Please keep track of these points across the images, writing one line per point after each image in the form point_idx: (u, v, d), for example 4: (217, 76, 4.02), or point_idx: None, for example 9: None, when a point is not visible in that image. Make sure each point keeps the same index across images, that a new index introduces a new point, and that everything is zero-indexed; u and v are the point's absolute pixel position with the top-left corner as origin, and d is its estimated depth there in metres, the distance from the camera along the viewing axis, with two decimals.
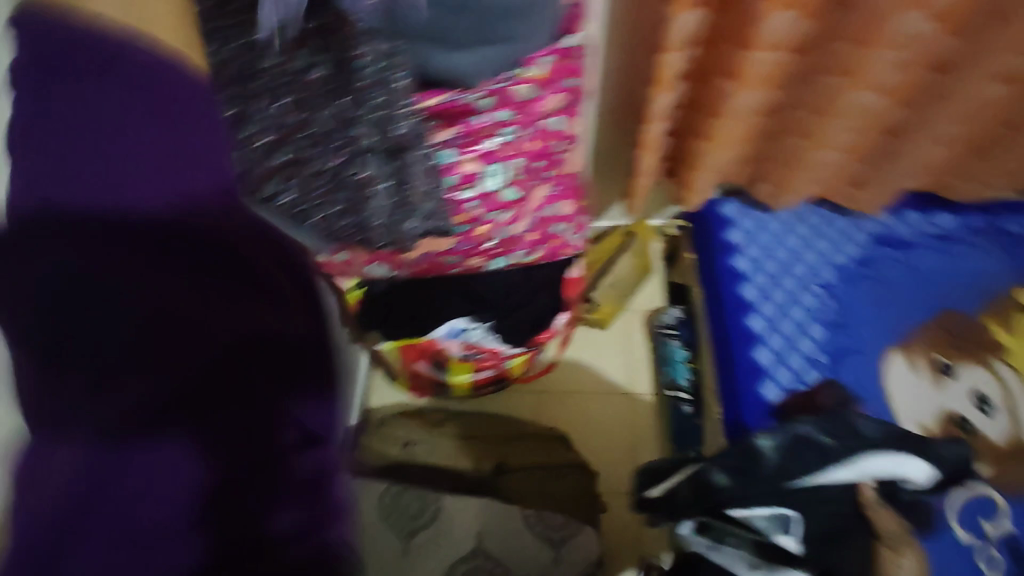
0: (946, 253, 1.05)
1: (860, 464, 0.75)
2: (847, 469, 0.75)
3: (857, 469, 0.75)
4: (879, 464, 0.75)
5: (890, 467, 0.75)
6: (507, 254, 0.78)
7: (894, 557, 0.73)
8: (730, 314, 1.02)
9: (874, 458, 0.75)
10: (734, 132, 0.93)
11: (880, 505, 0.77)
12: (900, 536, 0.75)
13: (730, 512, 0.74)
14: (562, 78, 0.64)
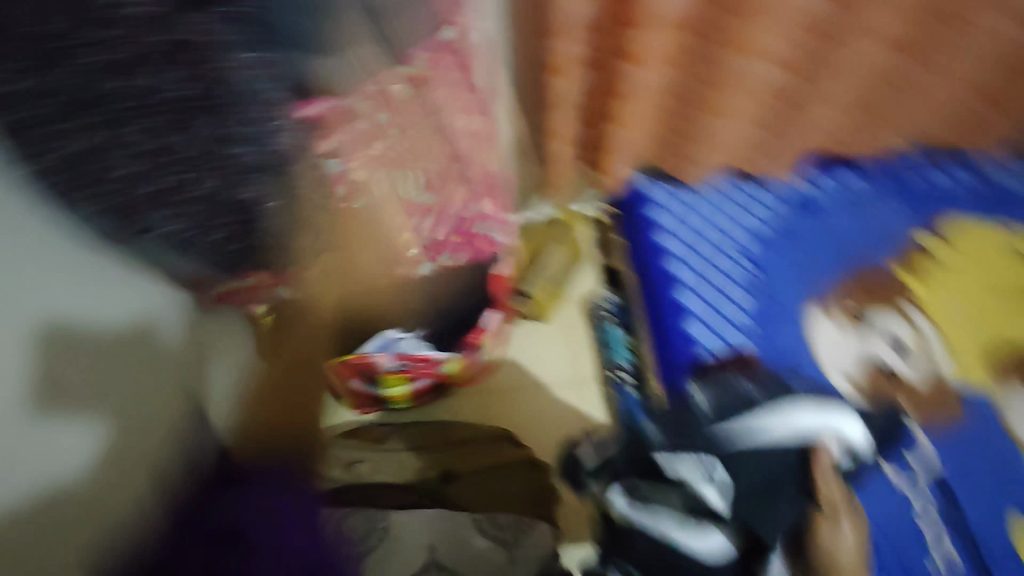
0: (857, 210, 1.09)
1: (796, 418, 0.76)
2: (784, 424, 0.76)
3: (793, 422, 0.76)
4: (811, 413, 0.77)
5: (823, 421, 0.76)
6: (433, 259, 0.81)
7: (832, 526, 0.75)
8: (659, 290, 1.05)
9: (809, 411, 0.76)
10: (639, 111, 0.95)
11: (832, 476, 0.76)
12: (840, 505, 0.76)
13: (659, 458, 0.78)
14: (450, 77, 0.64)
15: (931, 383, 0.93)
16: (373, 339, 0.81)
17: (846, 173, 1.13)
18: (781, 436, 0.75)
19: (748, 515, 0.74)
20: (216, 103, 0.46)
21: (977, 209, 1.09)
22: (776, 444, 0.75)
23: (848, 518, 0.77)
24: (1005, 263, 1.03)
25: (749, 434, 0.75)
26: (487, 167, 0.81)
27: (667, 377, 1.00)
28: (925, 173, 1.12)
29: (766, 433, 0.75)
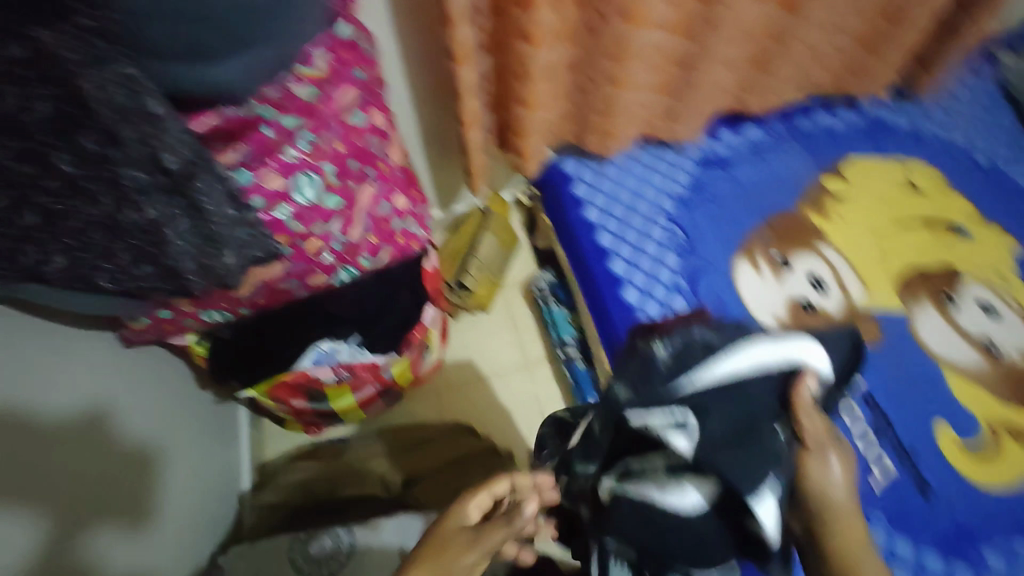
0: (760, 159, 1.17)
1: (746, 352, 0.69)
2: (736, 359, 0.69)
3: (742, 358, 0.69)
4: (761, 347, 0.69)
5: (782, 350, 0.68)
6: (352, 264, 0.75)
7: (818, 462, 0.65)
8: (591, 263, 1.07)
9: (760, 344, 0.69)
10: (545, 93, 0.94)
11: (812, 405, 0.67)
12: (825, 436, 0.66)
13: (628, 415, 0.69)
14: (345, 70, 0.64)
15: (846, 311, 1.01)
16: (309, 351, 0.79)
17: (746, 124, 1.20)
18: (735, 373, 0.68)
19: (708, 457, 0.65)
20: (103, 126, 0.45)
21: (865, 147, 1.19)
22: (729, 379, 0.68)
23: (834, 454, 0.66)
24: (893, 193, 1.13)
25: (698, 376, 0.69)
26: (398, 158, 0.78)
27: (608, 343, 1.02)
28: (815, 116, 1.21)
29: (715, 373, 0.69)
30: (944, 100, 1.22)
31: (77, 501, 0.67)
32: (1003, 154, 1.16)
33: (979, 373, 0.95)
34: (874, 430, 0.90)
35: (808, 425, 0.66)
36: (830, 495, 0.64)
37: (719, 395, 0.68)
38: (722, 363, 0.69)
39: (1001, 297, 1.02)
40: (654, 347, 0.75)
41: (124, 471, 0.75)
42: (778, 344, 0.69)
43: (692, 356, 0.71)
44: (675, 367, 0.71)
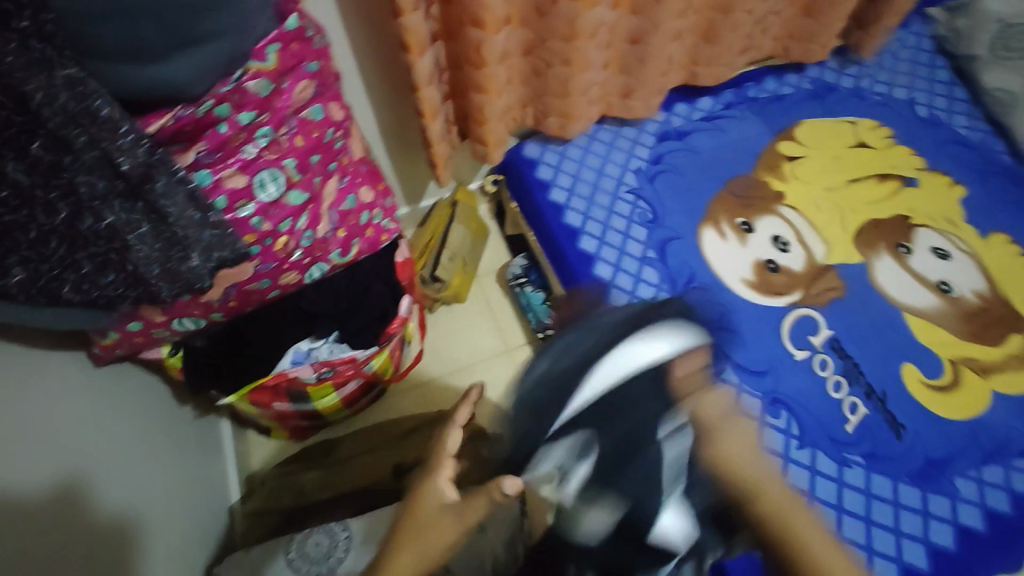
0: (715, 129, 1.20)
1: (623, 355, 0.60)
2: (615, 364, 0.60)
3: (623, 359, 0.60)
4: (635, 348, 0.60)
5: (623, 363, 0.59)
6: (323, 260, 0.75)
7: (706, 444, 0.61)
8: (563, 243, 1.08)
9: (634, 345, 0.60)
10: (501, 78, 0.94)
11: (699, 385, 0.61)
12: (711, 415, 0.62)
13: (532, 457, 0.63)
14: (300, 62, 0.62)
15: (808, 267, 1.05)
16: (289, 352, 0.79)
17: (699, 98, 1.23)
18: (616, 378, 0.59)
19: (609, 483, 0.59)
20: (56, 123, 0.46)
21: (813, 109, 1.23)
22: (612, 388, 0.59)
23: (728, 425, 0.62)
24: (843, 151, 1.18)
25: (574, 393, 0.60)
26: (360, 152, 0.78)
27: None
28: (763, 85, 1.25)
29: (598, 382, 0.59)
30: (883, 58, 1.27)
31: (62, 517, 0.66)
32: (941, 105, 1.21)
33: (936, 313, 1.00)
34: (844, 376, 0.94)
35: (702, 406, 0.61)
36: (737, 469, 0.61)
37: (605, 400, 0.59)
38: (603, 371, 0.60)
39: (951, 240, 1.07)
40: (525, 374, 0.65)
41: (110, 482, 0.74)
42: (632, 350, 0.60)
43: (567, 371, 0.61)
44: (558, 383, 0.61)
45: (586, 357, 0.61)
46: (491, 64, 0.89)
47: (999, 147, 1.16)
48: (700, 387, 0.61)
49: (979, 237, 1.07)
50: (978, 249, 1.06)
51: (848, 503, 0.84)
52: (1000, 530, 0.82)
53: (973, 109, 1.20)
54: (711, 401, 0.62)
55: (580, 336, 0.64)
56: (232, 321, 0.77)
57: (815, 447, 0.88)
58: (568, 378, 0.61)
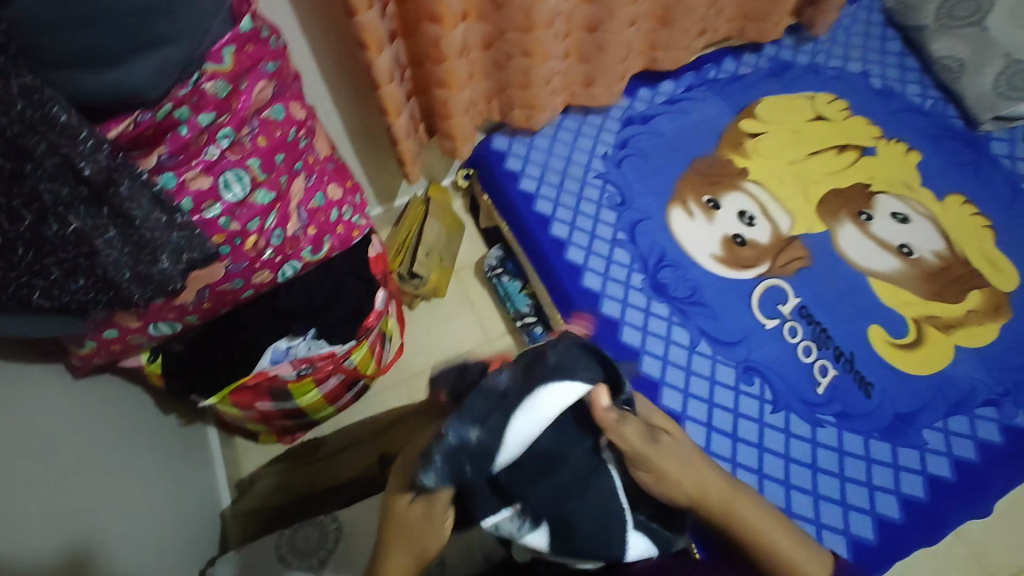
0: (678, 111, 1.23)
1: (536, 408, 0.53)
2: (530, 421, 0.52)
3: (535, 413, 0.52)
4: (545, 395, 0.53)
5: (537, 417, 0.53)
6: (295, 258, 0.76)
7: (640, 472, 0.60)
8: (535, 232, 1.10)
9: (544, 392, 0.53)
10: (462, 73, 0.95)
11: (617, 422, 0.57)
12: (636, 447, 0.59)
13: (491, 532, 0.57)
14: (257, 62, 0.63)
15: (773, 239, 1.08)
16: (267, 351, 0.79)
17: (661, 82, 1.26)
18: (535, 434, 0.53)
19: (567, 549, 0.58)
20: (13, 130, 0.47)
21: (772, 87, 1.26)
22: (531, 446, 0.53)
23: (658, 447, 0.60)
24: (803, 125, 1.21)
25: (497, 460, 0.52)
26: (326, 150, 0.80)
27: (558, 299, 1.05)
28: (722, 65, 1.28)
29: (514, 445, 0.52)
30: (836, 33, 1.30)
31: (52, 529, 0.66)
32: (893, 75, 1.25)
33: (899, 275, 1.03)
34: (814, 341, 0.97)
35: (622, 439, 0.58)
36: (676, 485, 0.60)
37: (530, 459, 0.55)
38: (518, 434, 0.52)
39: (910, 205, 1.10)
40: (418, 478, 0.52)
41: (96, 493, 0.75)
42: (545, 399, 0.53)
43: (487, 446, 0.52)
44: (477, 457, 0.52)
45: (495, 418, 0.52)
46: (450, 59, 0.89)
47: (950, 112, 1.19)
48: (615, 417, 0.57)
49: (936, 200, 1.10)
50: (936, 211, 1.09)
51: (822, 462, 0.87)
52: (967, 477, 0.85)
53: (924, 77, 1.24)
54: (630, 426, 0.58)
55: (481, 394, 0.54)
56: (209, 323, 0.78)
57: (788, 411, 0.91)
58: (486, 452, 0.52)
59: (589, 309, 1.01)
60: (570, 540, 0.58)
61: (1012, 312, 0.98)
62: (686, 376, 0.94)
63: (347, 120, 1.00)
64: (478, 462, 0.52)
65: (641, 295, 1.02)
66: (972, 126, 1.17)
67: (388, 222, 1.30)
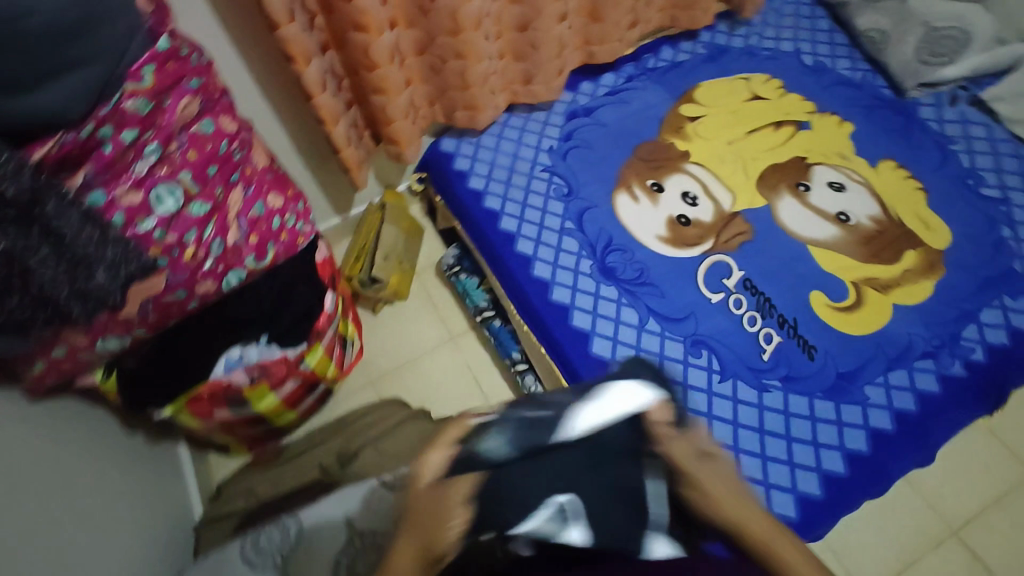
0: (620, 102, 1.26)
1: (601, 401, 0.59)
2: (594, 411, 0.58)
3: (601, 403, 0.59)
4: (615, 393, 0.59)
5: (603, 412, 0.58)
6: (238, 266, 0.78)
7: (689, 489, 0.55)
8: (485, 227, 1.12)
9: (611, 388, 0.60)
10: (398, 78, 0.97)
11: (672, 435, 0.58)
12: (690, 462, 0.56)
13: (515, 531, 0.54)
14: (179, 79, 0.66)
15: (717, 216, 1.11)
16: (220, 359, 0.82)
17: (601, 75, 1.29)
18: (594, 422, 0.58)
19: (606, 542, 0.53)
20: None
21: (708, 71, 1.29)
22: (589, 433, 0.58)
23: (711, 467, 0.56)
24: (740, 105, 1.25)
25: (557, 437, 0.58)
26: (263, 161, 0.82)
27: (511, 291, 1.08)
28: (660, 54, 1.32)
29: (576, 429, 0.58)
30: (767, 16, 1.34)
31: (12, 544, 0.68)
32: (824, 51, 1.29)
33: (837, 241, 1.07)
34: (758, 311, 1.00)
35: (669, 454, 0.57)
36: (722, 509, 0.54)
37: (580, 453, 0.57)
38: (580, 420, 0.58)
39: (846, 174, 1.14)
40: (476, 441, 0.57)
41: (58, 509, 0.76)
42: (610, 394, 0.59)
43: (552, 421, 0.59)
44: (539, 427, 0.58)
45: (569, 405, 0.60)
46: (382, 65, 0.92)
47: (879, 82, 1.24)
48: (671, 431, 0.58)
49: (870, 167, 1.14)
50: (870, 178, 1.13)
51: (770, 425, 0.90)
52: (907, 426, 0.89)
53: (853, 51, 1.28)
54: (676, 438, 0.58)
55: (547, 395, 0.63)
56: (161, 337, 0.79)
57: (737, 380, 0.94)
58: (544, 427, 0.58)
59: (540, 298, 1.03)
60: (614, 540, 0.53)
61: (945, 268, 1.02)
62: (635, 354, 0.98)
63: (290, 132, 1.02)
64: (536, 434, 0.57)
65: (590, 280, 1.05)
66: (900, 95, 1.21)
67: (347, 230, 1.32)
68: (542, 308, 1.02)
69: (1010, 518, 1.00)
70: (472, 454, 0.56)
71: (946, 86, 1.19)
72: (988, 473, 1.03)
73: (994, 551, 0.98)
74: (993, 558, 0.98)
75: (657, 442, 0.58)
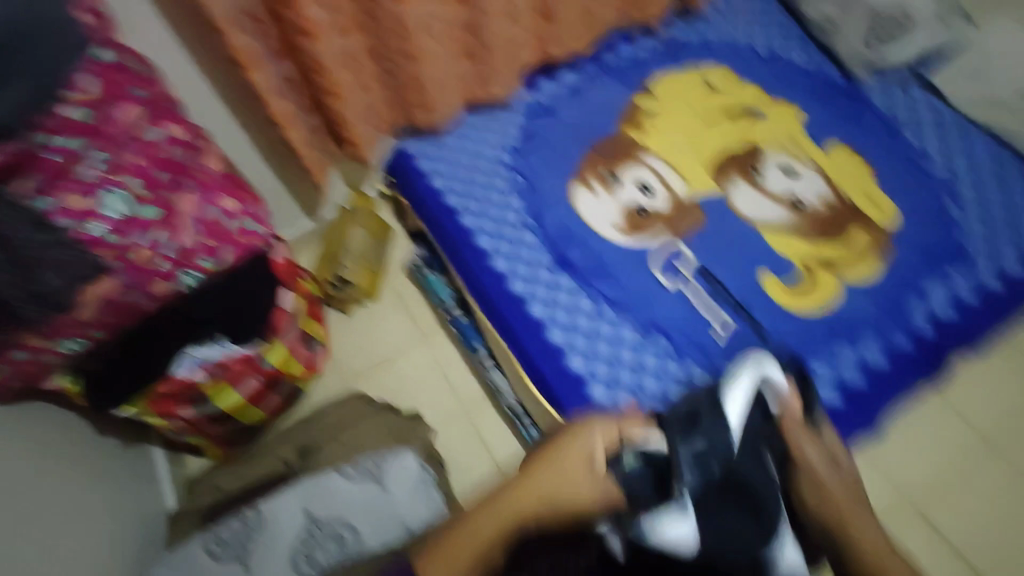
0: (579, 99, 1.27)
1: (733, 394, 0.76)
2: (735, 404, 0.75)
3: (742, 396, 0.76)
4: (747, 384, 0.76)
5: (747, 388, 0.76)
6: (194, 269, 0.80)
7: (811, 485, 0.72)
8: (445, 224, 1.14)
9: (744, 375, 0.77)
10: (351, 82, 1.00)
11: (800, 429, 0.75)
12: (818, 463, 0.73)
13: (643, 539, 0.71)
14: (123, 88, 0.70)
15: (673, 206, 1.13)
16: (178, 359, 0.85)
17: (562, 72, 1.29)
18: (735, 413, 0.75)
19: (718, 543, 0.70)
20: None
21: (666, 65, 1.31)
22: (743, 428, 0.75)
23: (816, 451, 0.74)
24: (696, 96, 1.27)
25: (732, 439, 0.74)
26: (219, 166, 0.84)
27: (473, 287, 1.09)
28: (619, 52, 1.32)
29: (736, 428, 0.75)
30: (721, 9, 1.36)
31: None
32: (777, 42, 1.31)
33: (790, 225, 1.09)
34: (710, 296, 1.03)
35: (812, 471, 0.73)
36: (833, 503, 0.70)
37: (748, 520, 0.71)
38: (734, 416, 0.75)
39: (799, 159, 1.16)
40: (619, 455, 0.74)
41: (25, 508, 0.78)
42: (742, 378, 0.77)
43: (716, 435, 0.74)
44: (719, 459, 0.73)
45: (711, 404, 0.76)
46: (333, 70, 0.94)
47: (830, 70, 1.26)
48: (799, 426, 0.75)
49: (822, 151, 1.16)
50: (822, 163, 1.15)
51: None
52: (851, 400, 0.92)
53: (806, 39, 1.30)
54: (810, 447, 0.74)
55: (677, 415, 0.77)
56: (122, 337, 0.80)
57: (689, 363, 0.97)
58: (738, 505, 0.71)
59: (499, 290, 1.06)
60: (722, 542, 0.70)
61: (893, 247, 1.04)
62: (591, 341, 1.00)
63: (251, 138, 1.05)
64: (714, 466, 0.72)
65: (547, 273, 1.07)
66: (851, 81, 1.24)
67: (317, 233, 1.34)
68: (500, 302, 1.05)
69: (967, 490, 1.03)
70: (643, 466, 0.74)
71: (895, 70, 1.22)
72: (941, 444, 1.06)
73: (947, 520, 1.01)
74: (948, 529, 1.00)
75: (789, 439, 0.75)
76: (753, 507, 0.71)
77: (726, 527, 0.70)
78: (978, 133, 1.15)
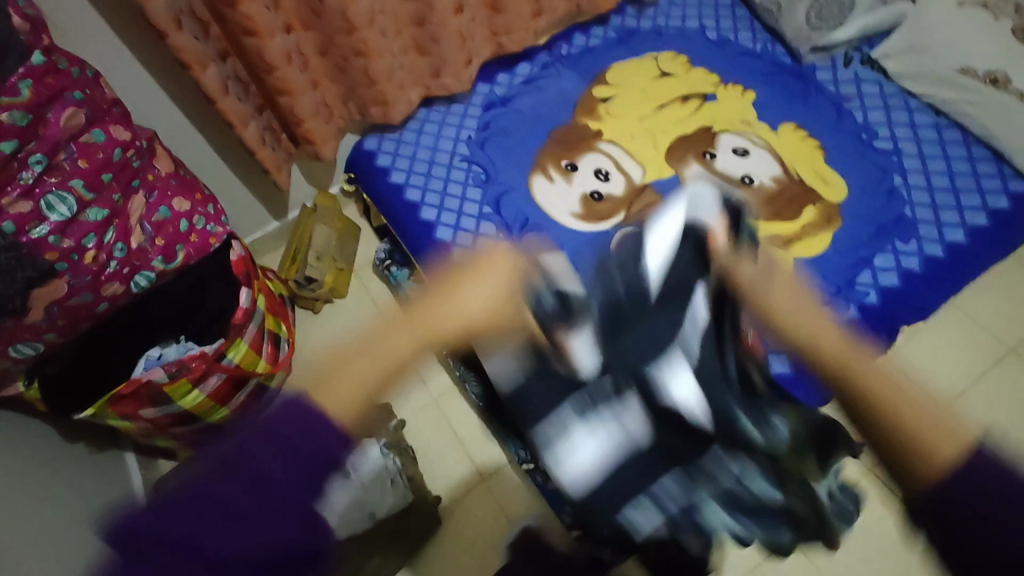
0: (535, 90, 1.28)
1: (660, 226, 0.67)
2: (659, 235, 0.67)
3: (669, 228, 0.67)
4: (681, 219, 0.67)
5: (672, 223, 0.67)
6: (146, 268, 0.82)
7: (773, 303, 0.53)
8: (406, 218, 1.16)
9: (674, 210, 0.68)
10: (302, 79, 1.01)
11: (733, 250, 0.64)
12: (758, 277, 0.58)
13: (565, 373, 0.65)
14: (60, 91, 0.70)
15: (629, 189, 1.15)
16: (140, 360, 0.85)
17: (516, 64, 1.32)
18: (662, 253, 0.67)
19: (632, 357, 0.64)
20: None
21: (620, 53, 1.33)
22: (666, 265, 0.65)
23: (782, 283, 0.56)
24: (649, 83, 1.28)
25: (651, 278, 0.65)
26: (167, 167, 0.85)
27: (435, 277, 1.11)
28: (573, 42, 1.35)
29: (658, 257, 0.66)
30: None
31: None
32: (726, 25, 1.34)
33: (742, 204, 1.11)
34: None
35: (737, 273, 0.60)
36: (809, 331, 0.49)
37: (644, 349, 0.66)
38: (654, 246, 0.67)
39: (749, 139, 1.19)
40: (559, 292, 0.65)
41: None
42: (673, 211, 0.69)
43: (629, 258, 0.68)
44: (636, 286, 0.66)
45: (633, 252, 0.68)
46: (281, 67, 0.95)
47: (778, 51, 1.29)
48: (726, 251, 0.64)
49: (771, 130, 1.19)
50: (772, 140, 1.18)
51: None
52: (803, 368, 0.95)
53: (754, 23, 1.34)
54: (747, 267, 0.60)
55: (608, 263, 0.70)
56: (87, 334, 0.84)
57: None
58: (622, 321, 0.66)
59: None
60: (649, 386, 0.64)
61: (842, 219, 1.07)
62: None
63: (205, 138, 1.05)
64: (618, 285, 0.66)
65: None
66: (798, 60, 1.27)
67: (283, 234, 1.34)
68: None
69: None
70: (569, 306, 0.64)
71: (839, 49, 1.25)
72: None
73: None
74: None
75: (722, 266, 0.62)
76: (664, 328, 0.65)
77: (642, 352, 0.64)
78: (919, 107, 1.19)
